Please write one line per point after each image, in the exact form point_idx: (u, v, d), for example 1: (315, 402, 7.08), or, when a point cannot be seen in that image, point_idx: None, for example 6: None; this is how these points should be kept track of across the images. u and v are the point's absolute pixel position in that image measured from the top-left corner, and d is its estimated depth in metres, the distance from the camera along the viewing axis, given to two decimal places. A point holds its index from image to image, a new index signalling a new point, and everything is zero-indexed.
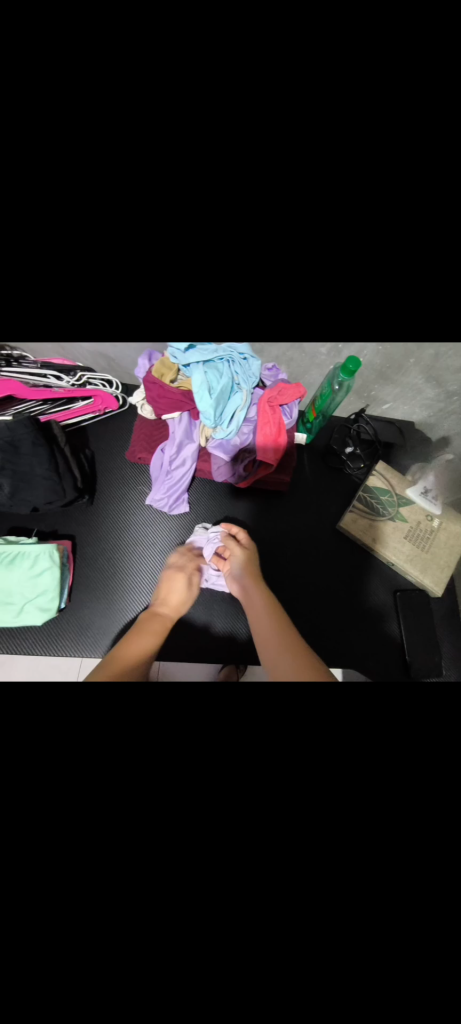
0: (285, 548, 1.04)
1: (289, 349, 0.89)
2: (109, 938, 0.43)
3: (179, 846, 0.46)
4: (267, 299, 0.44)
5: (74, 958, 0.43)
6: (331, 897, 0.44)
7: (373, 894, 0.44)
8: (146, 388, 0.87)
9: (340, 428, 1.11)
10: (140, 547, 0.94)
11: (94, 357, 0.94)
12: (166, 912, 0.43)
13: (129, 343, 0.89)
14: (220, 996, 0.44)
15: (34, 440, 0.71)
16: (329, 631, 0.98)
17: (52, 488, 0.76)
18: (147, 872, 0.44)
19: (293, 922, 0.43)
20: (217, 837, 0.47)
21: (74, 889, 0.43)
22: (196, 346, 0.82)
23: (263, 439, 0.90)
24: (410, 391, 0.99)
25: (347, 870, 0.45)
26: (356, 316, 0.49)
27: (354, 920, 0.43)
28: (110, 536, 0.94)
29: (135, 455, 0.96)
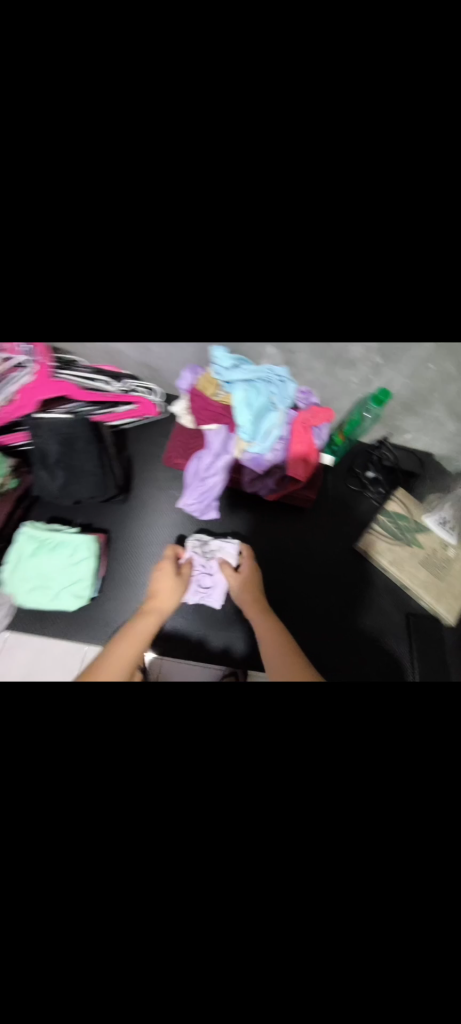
0: (303, 563, 1.06)
1: (324, 376, 0.95)
2: None
3: None
4: None
5: None
6: None
7: None
8: (190, 400, 0.93)
9: (362, 455, 1.15)
10: (166, 549, 0.97)
11: (141, 366, 1.00)
12: None
13: (177, 356, 0.95)
14: None
15: (89, 437, 0.76)
16: (329, 650, 0.99)
17: (97, 487, 0.81)
18: None
19: None
20: None
21: None
22: (239, 365, 0.87)
23: (295, 455, 0.97)
24: (433, 424, 1.05)
25: None
26: None
27: None
28: (138, 534, 0.99)
29: (171, 461, 1.02)
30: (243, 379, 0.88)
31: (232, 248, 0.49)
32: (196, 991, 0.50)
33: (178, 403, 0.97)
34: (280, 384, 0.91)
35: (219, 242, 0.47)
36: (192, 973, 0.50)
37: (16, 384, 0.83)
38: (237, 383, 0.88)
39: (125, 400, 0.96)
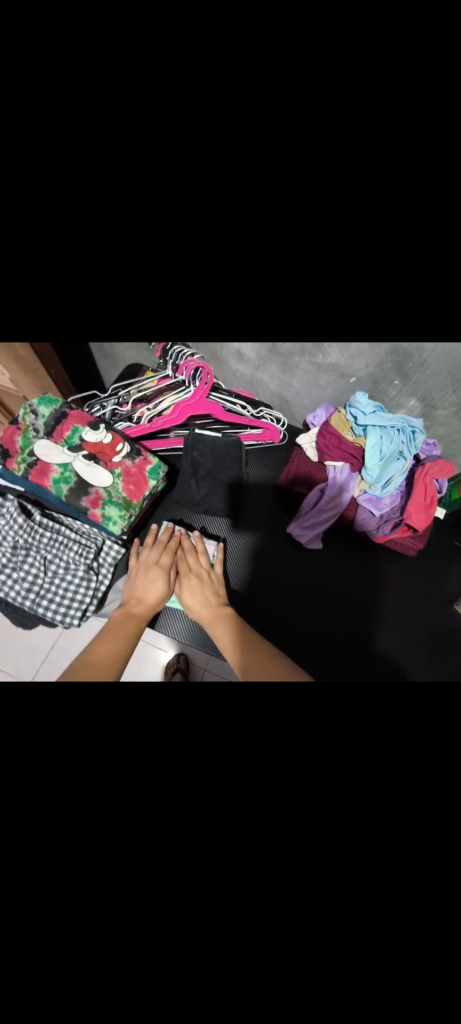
0: (402, 611, 1.00)
1: (456, 429, 0.95)
2: None
3: None
4: None
5: None
6: None
7: None
8: (320, 437, 0.99)
9: None
10: (265, 569, 1.00)
11: (273, 395, 1.09)
12: None
13: (311, 392, 1.02)
14: None
15: (239, 456, 0.83)
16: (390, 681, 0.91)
17: (230, 500, 0.88)
18: None
19: None
20: None
21: None
22: (375, 414, 0.93)
23: (415, 506, 0.96)
24: None
25: None
26: None
27: None
28: (242, 547, 1.02)
29: (290, 485, 1.04)
30: (377, 425, 0.92)
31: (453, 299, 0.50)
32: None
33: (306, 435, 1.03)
34: (410, 436, 0.94)
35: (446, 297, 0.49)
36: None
37: (175, 398, 0.95)
38: (371, 427, 0.92)
39: (254, 424, 1.04)
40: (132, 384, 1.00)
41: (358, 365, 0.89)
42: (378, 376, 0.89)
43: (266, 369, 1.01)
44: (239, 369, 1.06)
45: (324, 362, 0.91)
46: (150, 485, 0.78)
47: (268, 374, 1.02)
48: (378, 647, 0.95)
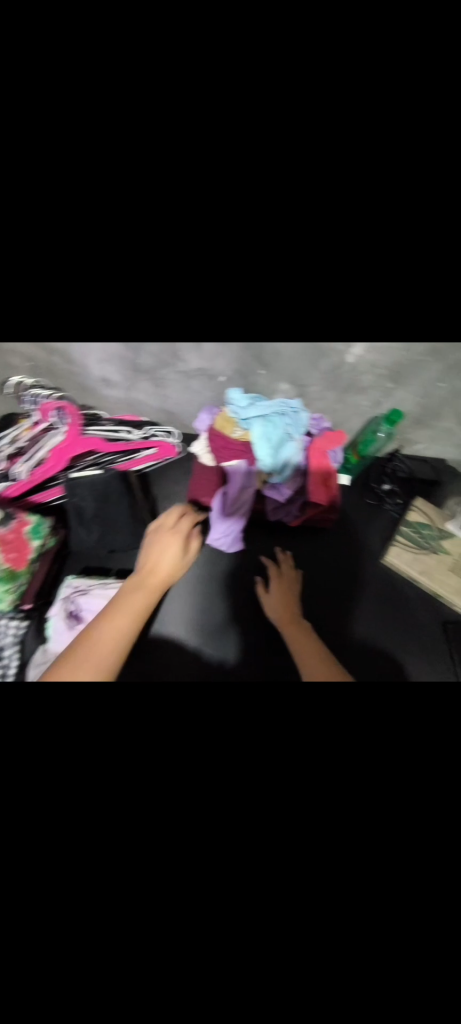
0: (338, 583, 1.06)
1: (334, 402, 0.98)
2: None
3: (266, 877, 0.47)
4: (321, 278, 0.56)
5: None
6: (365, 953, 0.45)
7: None
8: (210, 440, 0.98)
9: (377, 468, 1.17)
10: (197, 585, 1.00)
11: (158, 410, 1.06)
12: None
13: (192, 399, 1.00)
14: None
15: (120, 488, 0.82)
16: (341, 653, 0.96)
17: (132, 533, 0.85)
18: None
19: None
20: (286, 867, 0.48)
21: None
22: (254, 404, 0.93)
23: (315, 483, 1.01)
24: (443, 433, 1.07)
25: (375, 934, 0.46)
26: (373, 307, 0.65)
27: None
28: None
29: (197, 498, 1.03)
30: (259, 413, 0.93)
31: (257, 257, 0.52)
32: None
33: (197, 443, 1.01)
34: (294, 415, 0.96)
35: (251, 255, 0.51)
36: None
37: (48, 443, 0.89)
38: (254, 418, 0.93)
39: (145, 445, 1.01)
40: (0, 439, 0.92)
41: (222, 366, 0.88)
42: (244, 372, 0.89)
43: (140, 389, 0.98)
44: (112, 396, 1.01)
45: (190, 369, 0.89)
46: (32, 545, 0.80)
47: (143, 393, 0.99)
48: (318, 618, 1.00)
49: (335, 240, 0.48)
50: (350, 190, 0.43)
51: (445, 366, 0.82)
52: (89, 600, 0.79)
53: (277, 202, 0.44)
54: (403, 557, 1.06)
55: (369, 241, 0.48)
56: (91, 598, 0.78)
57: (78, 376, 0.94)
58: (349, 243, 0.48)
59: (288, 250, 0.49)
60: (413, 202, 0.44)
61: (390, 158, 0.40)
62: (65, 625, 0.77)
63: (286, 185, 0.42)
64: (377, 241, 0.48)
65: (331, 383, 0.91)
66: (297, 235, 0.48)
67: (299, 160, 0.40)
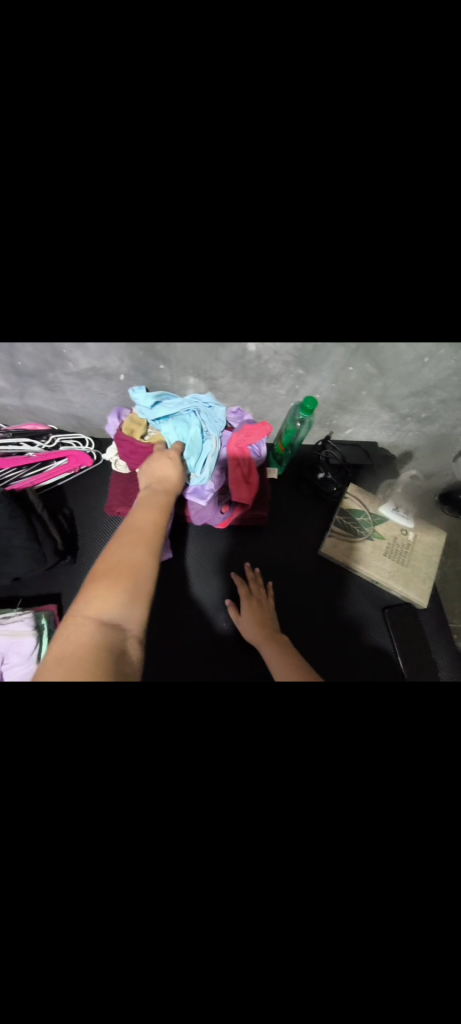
0: (278, 580, 1.03)
1: (251, 393, 0.95)
2: (109, 952, 0.44)
3: (187, 871, 0.47)
4: (186, 283, 0.50)
5: (87, 996, 0.44)
6: (295, 913, 0.47)
7: (341, 904, 0.48)
8: (119, 446, 0.91)
9: (310, 457, 1.15)
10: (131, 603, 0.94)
11: (67, 418, 0.98)
12: (173, 923, 0.45)
13: (99, 402, 0.93)
14: (239, 995, 0.46)
15: (11, 512, 0.76)
16: None
17: (33, 555, 0.78)
18: (148, 901, 0.45)
19: (274, 927, 0.47)
20: (208, 859, 0.47)
21: (66, 933, 0.43)
22: (163, 403, 0.87)
23: (237, 481, 0.98)
24: (368, 417, 1.06)
25: (306, 890, 0.48)
26: (268, 306, 0.58)
27: (317, 933, 0.47)
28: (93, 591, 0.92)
29: (113, 508, 0.93)
30: (170, 413, 0.86)
31: None
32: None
33: (111, 448, 0.96)
34: (209, 410, 0.89)
35: (91, 251, 0.44)
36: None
37: None
38: (164, 418, 0.86)
39: (54, 458, 0.93)
40: None
41: (117, 362, 0.80)
42: (145, 367, 0.83)
43: (34, 393, 0.88)
44: (5, 401, 0.91)
45: (82, 367, 0.80)
46: None
47: (38, 397, 0.89)
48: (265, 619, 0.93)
49: (185, 239, 0.41)
50: (174, 170, 0.35)
51: (349, 348, 0.80)
52: None
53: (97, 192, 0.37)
54: (340, 544, 1.04)
55: (249, 237, 0.41)
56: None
57: None
58: (203, 239, 0.41)
59: (135, 245, 0.41)
60: (252, 181, 0.36)
61: (231, 136, 0.33)
62: None
63: (96, 174, 0.35)
64: (255, 234, 0.40)
65: (240, 372, 0.86)
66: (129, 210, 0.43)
67: (99, 138, 0.32)
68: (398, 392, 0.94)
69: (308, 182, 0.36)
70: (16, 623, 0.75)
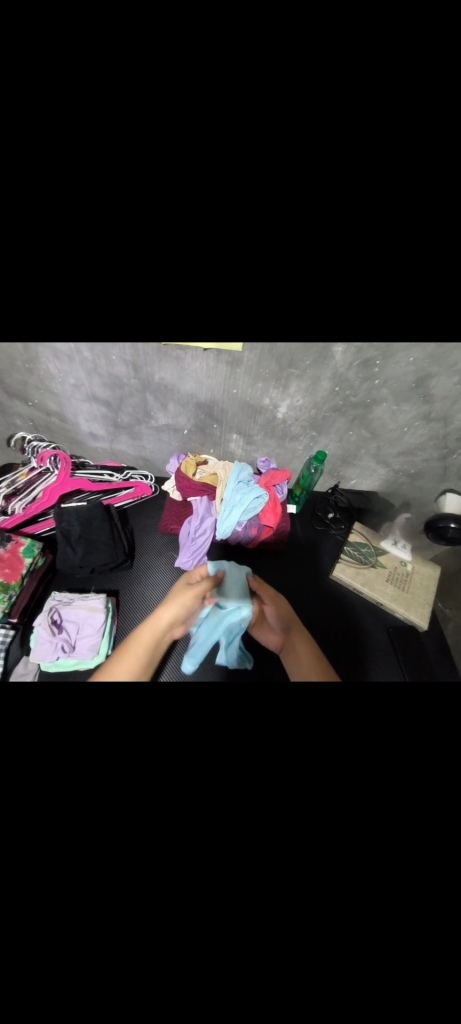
0: (296, 600, 1.22)
1: (276, 448, 1.27)
2: (166, 892, 0.46)
3: (228, 826, 0.50)
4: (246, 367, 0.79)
5: (146, 917, 0.45)
6: (351, 885, 0.47)
7: (400, 875, 0.47)
8: (177, 481, 1.24)
9: (321, 501, 1.42)
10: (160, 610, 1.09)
11: (135, 457, 1.32)
12: (222, 885, 0.47)
13: (164, 448, 1.27)
14: (284, 976, 0.45)
15: (102, 514, 1.02)
16: None
17: (109, 552, 1.02)
18: (205, 843, 0.48)
19: (327, 919, 0.46)
20: (246, 821, 0.50)
21: (132, 845, 0.47)
22: (234, 469, 1.25)
23: (264, 513, 1.25)
24: (368, 470, 1.35)
25: (369, 867, 0.48)
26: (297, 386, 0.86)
27: (373, 920, 0.46)
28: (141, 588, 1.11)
29: (167, 528, 1.24)
30: (236, 475, 1.24)
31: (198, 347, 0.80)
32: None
33: (169, 482, 1.28)
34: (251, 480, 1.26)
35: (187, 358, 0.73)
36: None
37: (42, 483, 1.09)
38: (233, 478, 1.23)
39: (124, 484, 1.21)
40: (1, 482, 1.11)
41: (184, 420, 1.15)
42: (202, 425, 1.17)
43: (120, 440, 1.23)
44: (97, 445, 1.25)
45: (160, 422, 1.15)
46: (25, 561, 0.95)
47: (122, 442, 1.23)
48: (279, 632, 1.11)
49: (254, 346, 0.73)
50: (245, 322, 0.67)
51: (349, 418, 1.12)
52: (69, 609, 0.94)
53: (210, 326, 0.70)
54: (348, 570, 1.24)
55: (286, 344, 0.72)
56: (71, 606, 0.94)
57: (71, 430, 1.19)
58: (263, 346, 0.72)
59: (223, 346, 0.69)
60: (288, 324, 0.67)
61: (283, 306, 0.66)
62: (46, 631, 0.89)
63: (205, 324, 0.66)
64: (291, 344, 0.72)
65: (270, 431, 1.19)
66: (221, 336, 0.77)
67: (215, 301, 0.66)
68: (389, 452, 1.24)
69: (318, 319, 0.67)
70: (92, 601, 0.97)
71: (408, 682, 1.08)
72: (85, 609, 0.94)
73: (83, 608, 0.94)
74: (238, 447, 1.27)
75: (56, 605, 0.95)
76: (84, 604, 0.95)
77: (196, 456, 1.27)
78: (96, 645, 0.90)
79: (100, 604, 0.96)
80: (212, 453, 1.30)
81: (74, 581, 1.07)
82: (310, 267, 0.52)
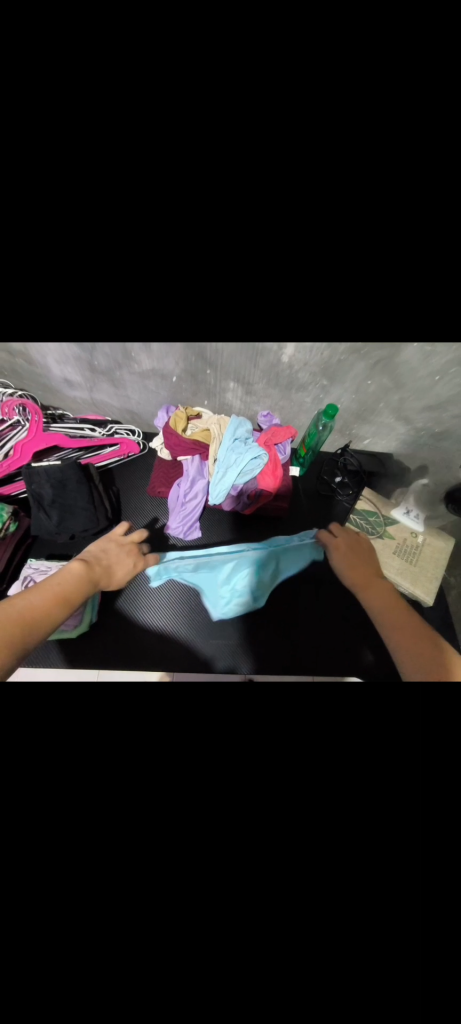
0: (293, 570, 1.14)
1: (280, 400, 1.10)
2: (129, 870, 0.50)
3: (185, 821, 0.53)
4: (236, 314, 0.61)
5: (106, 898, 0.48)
6: (301, 869, 0.51)
7: (347, 863, 0.51)
8: (165, 437, 1.11)
9: (329, 462, 1.28)
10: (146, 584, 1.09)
11: (121, 410, 1.17)
12: (182, 857, 0.51)
13: (152, 399, 1.12)
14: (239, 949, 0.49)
15: (78, 478, 0.91)
16: (301, 653, 1.05)
17: (89, 518, 0.94)
18: (168, 837, 0.51)
19: (279, 914, 0.49)
20: (204, 818, 0.53)
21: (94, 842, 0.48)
22: (231, 425, 1.09)
23: (263, 474, 1.12)
24: (385, 428, 1.18)
25: (320, 854, 0.52)
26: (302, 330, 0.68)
27: (323, 908, 0.50)
28: None
29: (155, 490, 1.15)
30: (232, 432, 1.08)
31: None
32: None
33: (158, 439, 1.15)
34: (248, 439, 1.10)
35: (167, 313, 0.60)
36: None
37: (12, 440, 0.97)
38: (229, 436, 1.08)
39: (109, 442, 1.09)
40: None
41: (172, 367, 0.98)
42: (194, 372, 1.00)
43: (100, 388, 1.07)
44: (76, 394, 1.10)
45: (144, 368, 0.98)
46: None
47: (103, 392, 1.08)
48: (274, 619, 1.08)
49: None
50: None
51: (368, 364, 0.94)
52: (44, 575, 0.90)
53: None
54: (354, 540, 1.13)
55: None
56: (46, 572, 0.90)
57: (43, 377, 1.04)
58: None
59: None
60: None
61: None
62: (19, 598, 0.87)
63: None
64: None
65: (273, 380, 1.02)
66: None
67: None
68: (412, 407, 1.06)
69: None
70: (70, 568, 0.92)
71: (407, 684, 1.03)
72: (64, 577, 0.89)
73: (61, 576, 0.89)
74: (237, 398, 1.11)
75: (32, 571, 0.91)
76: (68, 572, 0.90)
77: (187, 408, 1.12)
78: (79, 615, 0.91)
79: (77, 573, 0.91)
80: (207, 406, 1.15)
81: (57, 548, 1.01)
82: (317, 150, 0.36)
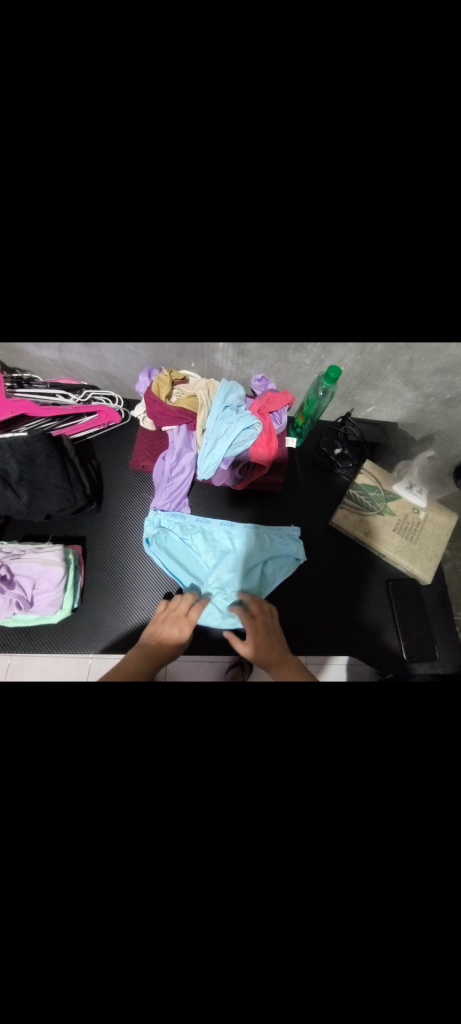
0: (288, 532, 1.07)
1: (276, 363, 0.99)
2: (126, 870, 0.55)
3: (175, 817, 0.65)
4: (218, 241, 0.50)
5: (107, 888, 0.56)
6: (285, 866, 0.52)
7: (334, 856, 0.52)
8: (147, 404, 1.00)
9: (328, 431, 1.18)
10: (133, 565, 1.02)
11: (98, 374, 1.05)
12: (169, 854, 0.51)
13: (130, 361, 1.00)
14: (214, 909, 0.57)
15: (48, 454, 0.82)
16: (297, 635, 1.03)
17: (65, 495, 0.87)
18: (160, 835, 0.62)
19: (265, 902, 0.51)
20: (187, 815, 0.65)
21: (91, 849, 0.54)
22: (221, 390, 0.97)
23: (256, 445, 1.03)
24: (390, 394, 1.07)
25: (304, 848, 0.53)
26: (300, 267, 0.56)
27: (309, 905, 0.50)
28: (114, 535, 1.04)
29: (138, 464, 1.06)
30: (222, 399, 0.97)
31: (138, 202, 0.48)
32: (235, 970, 0.57)
33: (139, 407, 1.04)
34: (238, 405, 0.98)
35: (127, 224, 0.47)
36: (206, 977, 0.57)
37: None
38: (221, 405, 0.97)
39: (87, 411, 0.99)
40: None
41: None
42: None
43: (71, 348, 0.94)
44: (45, 356, 0.97)
45: None
46: None
47: (75, 353, 0.95)
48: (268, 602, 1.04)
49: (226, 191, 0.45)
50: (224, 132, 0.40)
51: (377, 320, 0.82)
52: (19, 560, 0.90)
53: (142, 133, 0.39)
54: (363, 514, 1.08)
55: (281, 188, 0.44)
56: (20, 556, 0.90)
57: None
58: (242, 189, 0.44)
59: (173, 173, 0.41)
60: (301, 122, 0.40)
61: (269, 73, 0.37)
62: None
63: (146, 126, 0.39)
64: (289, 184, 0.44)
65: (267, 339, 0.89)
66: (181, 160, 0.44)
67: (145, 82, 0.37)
68: (422, 370, 0.95)
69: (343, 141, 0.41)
70: (44, 551, 0.92)
71: (405, 667, 1.03)
72: (36, 564, 0.90)
73: (37, 562, 0.89)
74: (227, 360, 0.99)
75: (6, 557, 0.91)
76: (41, 556, 0.91)
77: (171, 371, 1.00)
78: (61, 599, 0.91)
79: (53, 558, 0.91)
80: (194, 368, 1.03)
81: (33, 527, 1.01)
82: None
